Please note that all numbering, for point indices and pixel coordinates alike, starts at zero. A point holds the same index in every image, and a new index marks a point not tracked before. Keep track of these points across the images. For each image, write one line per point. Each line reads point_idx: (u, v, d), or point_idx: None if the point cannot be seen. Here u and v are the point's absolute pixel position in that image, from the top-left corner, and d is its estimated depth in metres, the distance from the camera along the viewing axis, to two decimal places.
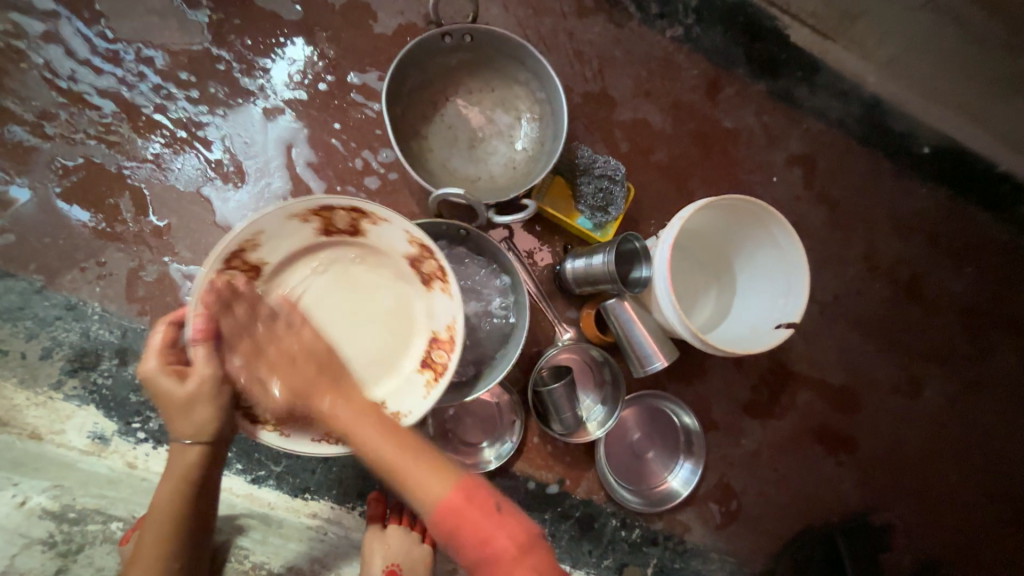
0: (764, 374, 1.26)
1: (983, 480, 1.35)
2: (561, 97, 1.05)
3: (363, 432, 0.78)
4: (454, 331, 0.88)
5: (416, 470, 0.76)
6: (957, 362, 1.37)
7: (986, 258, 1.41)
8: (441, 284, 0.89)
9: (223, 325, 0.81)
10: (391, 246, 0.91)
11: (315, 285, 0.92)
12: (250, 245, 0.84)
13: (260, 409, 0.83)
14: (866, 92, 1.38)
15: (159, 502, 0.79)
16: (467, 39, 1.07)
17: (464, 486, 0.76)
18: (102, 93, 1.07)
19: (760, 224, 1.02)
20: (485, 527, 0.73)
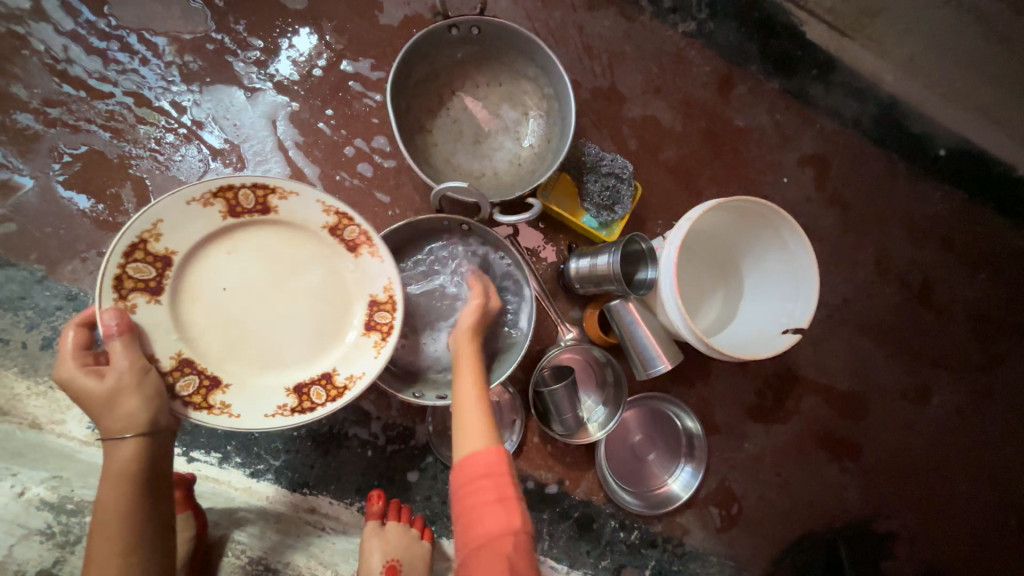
0: (769, 378, 1.25)
1: (990, 489, 1.33)
2: (569, 94, 1.03)
3: (467, 377, 0.81)
4: (393, 292, 0.86)
5: (475, 420, 0.75)
6: (967, 370, 1.35)
7: (1001, 265, 1.38)
8: (368, 249, 0.85)
9: (139, 318, 0.78)
10: (305, 217, 0.84)
11: (227, 268, 0.83)
12: (151, 235, 0.77)
13: (205, 393, 0.81)
14: (883, 91, 1.34)
15: (105, 503, 0.70)
16: (475, 32, 1.05)
17: (503, 464, 0.70)
18: (103, 80, 1.06)
19: (770, 226, 1.00)
20: (500, 490, 0.68)
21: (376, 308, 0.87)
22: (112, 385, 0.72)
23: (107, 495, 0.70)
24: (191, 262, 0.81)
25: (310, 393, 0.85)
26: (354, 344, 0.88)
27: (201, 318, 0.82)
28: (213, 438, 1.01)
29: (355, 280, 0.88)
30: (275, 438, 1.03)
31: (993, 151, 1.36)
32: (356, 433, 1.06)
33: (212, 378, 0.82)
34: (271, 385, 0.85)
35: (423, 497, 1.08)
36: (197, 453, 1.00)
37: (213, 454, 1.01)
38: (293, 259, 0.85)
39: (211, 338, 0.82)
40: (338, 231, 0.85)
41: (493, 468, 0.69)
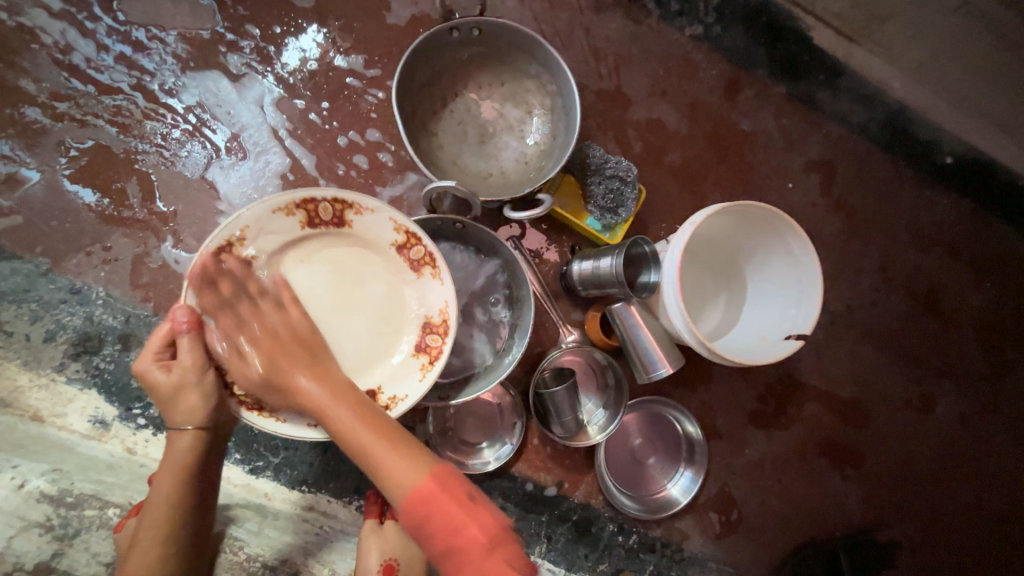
0: (772, 384, 1.24)
1: (994, 500, 1.32)
2: (573, 89, 1.03)
3: (338, 413, 0.75)
4: (448, 315, 0.89)
5: (384, 452, 0.73)
6: (972, 379, 1.34)
7: (1008, 274, 1.37)
8: (432, 270, 0.88)
9: (211, 317, 0.80)
10: (378, 234, 0.87)
11: (298, 278, 0.85)
12: (236, 239, 0.79)
13: (257, 396, 0.82)
14: (891, 97, 1.33)
15: (159, 493, 0.77)
16: (476, 33, 1.06)
17: (435, 480, 0.71)
18: (111, 75, 1.07)
19: (775, 231, 0.99)
20: (450, 512, 0.69)
21: (430, 330, 0.90)
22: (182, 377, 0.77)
23: (162, 486, 0.77)
24: (266, 267, 0.83)
25: None
26: (403, 364, 0.90)
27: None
28: None
29: (415, 298, 0.91)
30: (275, 435, 1.02)
31: (1002, 159, 1.35)
32: None
33: None
34: None
35: None
36: None
37: None
38: (361, 276, 0.88)
39: None
40: (406, 249, 0.88)
41: (433, 491, 0.70)
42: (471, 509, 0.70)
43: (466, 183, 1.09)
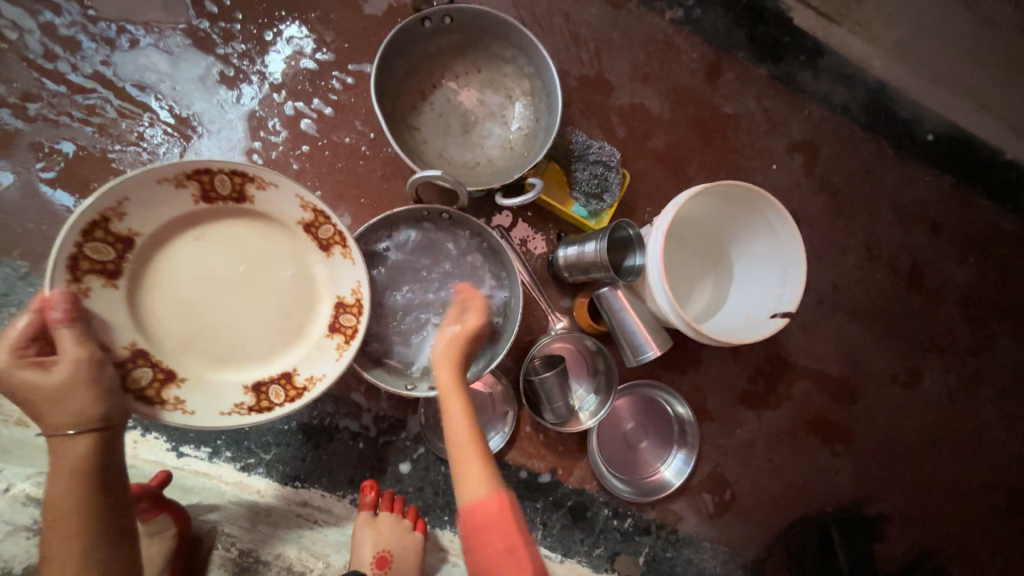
0: (760, 364, 1.25)
1: (981, 471, 1.34)
2: (551, 68, 1.03)
3: (456, 418, 0.80)
4: (360, 296, 0.86)
5: (471, 462, 0.77)
6: (958, 353, 1.36)
7: (989, 248, 1.39)
8: (340, 249, 0.85)
9: (92, 303, 0.76)
10: (283, 211, 0.84)
11: (195, 258, 0.83)
12: (113, 214, 0.75)
13: (160, 386, 0.80)
14: (872, 76, 1.34)
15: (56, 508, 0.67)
16: (448, 21, 1.05)
17: (506, 507, 0.74)
18: (82, 73, 1.05)
19: (758, 210, 1.00)
20: (510, 537, 0.71)
21: (342, 309, 0.87)
22: (68, 375, 0.69)
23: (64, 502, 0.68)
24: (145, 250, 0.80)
25: (268, 392, 0.85)
26: (318, 344, 0.88)
27: (161, 306, 0.82)
28: (202, 433, 1.00)
29: (325, 278, 0.89)
30: (266, 432, 1.02)
31: (982, 135, 1.36)
32: (346, 425, 1.06)
33: (167, 371, 0.81)
34: (230, 381, 0.85)
35: (416, 488, 1.08)
36: (187, 449, 0.99)
37: (203, 449, 1.00)
38: (259, 253, 0.85)
39: (172, 330, 0.82)
40: (315, 229, 0.85)
41: (497, 513, 0.73)
42: (526, 543, 0.72)
43: (453, 174, 1.09)
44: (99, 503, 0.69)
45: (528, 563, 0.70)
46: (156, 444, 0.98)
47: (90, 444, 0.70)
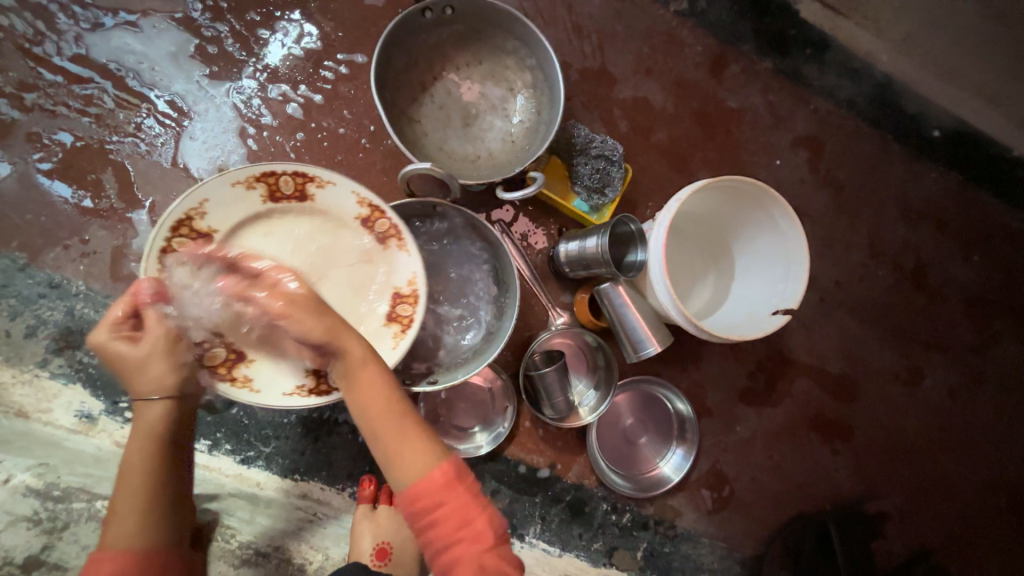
0: (761, 361, 1.25)
1: (980, 469, 1.34)
2: (554, 62, 1.01)
3: (373, 391, 0.71)
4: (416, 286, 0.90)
5: (402, 440, 0.69)
6: (960, 351, 1.35)
7: (994, 247, 1.37)
8: (397, 242, 0.89)
9: (177, 287, 0.79)
10: (341, 207, 0.88)
11: (264, 252, 0.87)
12: (196, 213, 0.82)
13: (230, 366, 0.83)
14: (879, 70, 1.32)
15: (127, 466, 0.71)
16: (449, 12, 1.03)
17: (453, 480, 0.66)
18: (80, 63, 1.04)
19: (761, 206, 0.99)
20: (459, 508, 0.65)
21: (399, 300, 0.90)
22: (156, 342, 0.74)
23: (132, 461, 0.71)
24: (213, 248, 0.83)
25: None
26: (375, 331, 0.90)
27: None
28: (201, 425, 1.00)
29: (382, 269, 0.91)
30: (266, 425, 1.03)
31: (989, 131, 1.34)
32: (346, 419, 1.06)
33: (238, 353, 0.83)
34: (291, 365, 0.86)
35: None
36: None
37: (203, 441, 1.00)
38: (322, 247, 0.89)
39: None
40: (372, 222, 0.89)
41: (443, 484, 0.66)
42: (481, 509, 0.66)
43: (455, 168, 1.08)
44: (165, 471, 0.72)
45: (490, 530, 0.66)
46: None
47: (165, 413, 0.73)
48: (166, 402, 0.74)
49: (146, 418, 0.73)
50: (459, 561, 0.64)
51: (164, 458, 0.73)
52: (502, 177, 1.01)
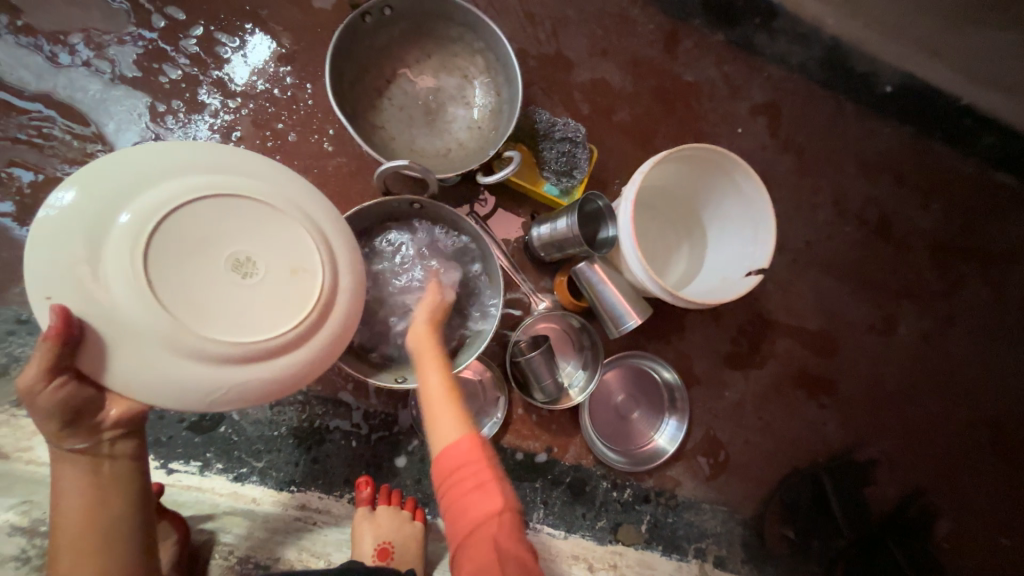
0: (742, 325, 1.27)
1: (961, 408, 1.39)
2: (501, 37, 1.02)
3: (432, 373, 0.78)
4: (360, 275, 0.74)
5: (445, 411, 0.73)
6: (930, 296, 1.39)
7: (952, 193, 1.43)
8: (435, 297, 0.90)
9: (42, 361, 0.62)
10: (275, 191, 0.68)
11: (170, 242, 0.61)
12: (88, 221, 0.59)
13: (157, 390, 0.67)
14: (826, 34, 1.35)
15: (63, 532, 0.69)
16: (388, 13, 1.03)
17: (480, 449, 0.68)
18: (27, 94, 1.02)
19: (722, 171, 1.01)
20: (480, 472, 0.66)
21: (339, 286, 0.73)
22: (128, 404, 0.69)
23: (68, 524, 0.69)
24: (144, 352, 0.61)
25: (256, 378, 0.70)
26: None
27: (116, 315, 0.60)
28: (189, 448, 0.99)
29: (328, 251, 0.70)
30: (256, 440, 1.02)
31: (938, 82, 1.39)
32: (338, 425, 1.06)
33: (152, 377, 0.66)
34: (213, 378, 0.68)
35: (414, 480, 1.08)
36: (177, 466, 0.98)
37: (193, 463, 0.99)
38: (246, 233, 0.65)
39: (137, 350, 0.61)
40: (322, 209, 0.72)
41: (470, 448, 0.67)
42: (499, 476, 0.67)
43: (426, 164, 1.09)
44: (118, 503, 0.72)
45: (503, 498, 0.65)
46: None
47: (82, 467, 0.70)
48: (91, 459, 0.70)
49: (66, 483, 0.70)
50: (471, 520, 0.63)
51: (98, 513, 0.70)
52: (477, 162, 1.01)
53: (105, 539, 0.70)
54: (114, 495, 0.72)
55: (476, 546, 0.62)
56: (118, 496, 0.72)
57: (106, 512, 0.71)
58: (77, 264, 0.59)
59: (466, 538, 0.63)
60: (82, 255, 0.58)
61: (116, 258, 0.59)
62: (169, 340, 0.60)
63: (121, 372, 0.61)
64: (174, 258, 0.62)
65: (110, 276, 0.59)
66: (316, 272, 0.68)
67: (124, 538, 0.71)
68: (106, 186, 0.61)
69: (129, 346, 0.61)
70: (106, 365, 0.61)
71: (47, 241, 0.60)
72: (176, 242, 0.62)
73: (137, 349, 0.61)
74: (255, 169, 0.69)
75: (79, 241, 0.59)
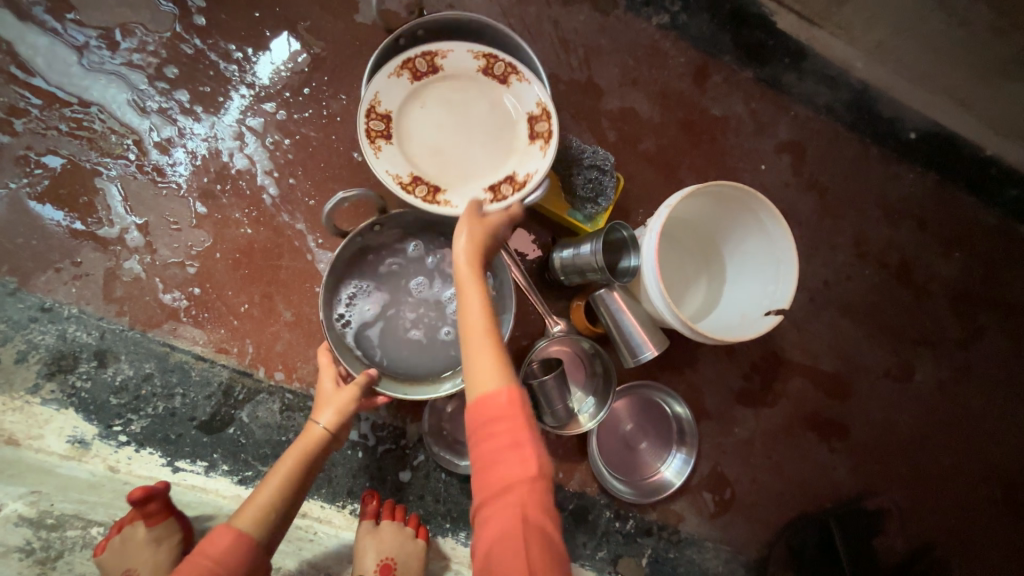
0: (756, 361, 1.26)
1: (975, 461, 1.36)
2: (529, 52, 1.03)
3: (467, 284, 0.72)
4: (403, 182, 0.97)
5: (481, 353, 0.67)
6: (947, 345, 1.38)
7: (974, 242, 1.42)
8: (414, 188, 0.98)
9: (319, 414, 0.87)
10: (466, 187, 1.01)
11: (489, 143, 1.03)
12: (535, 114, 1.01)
13: (431, 60, 0.99)
14: (854, 78, 1.36)
15: (217, 535, 0.75)
16: (421, 33, 1.03)
17: (517, 407, 0.63)
18: (71, 87, 1.04)
19: (748, 209, 1.01)
20: (514, 431, 0.61)
21: (418, 181, 0.99)
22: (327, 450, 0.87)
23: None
24: (423, 102, 1.01)
25: (374, 120, 0.97)
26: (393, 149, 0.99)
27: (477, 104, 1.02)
28: (198, 446, 1.00)
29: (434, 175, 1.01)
30: (263, 444, 1.02)
31: (963, 132, 1.39)
32: None
33: (434, 64, 0.99)
34: (410, 87, 1.00)
35: (416, 496, 1.07)
36: (181, 463, 0.98)
37: (199, 463, 0.99)
38: (471, 156, 1.02)
39: (459, 87, 1.02)
40: (432, 188, 0.99)
41: (506, 405, 0.62)
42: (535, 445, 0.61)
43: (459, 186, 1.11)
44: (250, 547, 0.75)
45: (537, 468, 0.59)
46: (150, 459, 0.97)
47: (279, 492, 0.81)
48: (270, 508, 0.79)
49: (216, 545, 0.74)
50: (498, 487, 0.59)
51: None
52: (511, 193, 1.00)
53: None
54: (271, 519, 0.78)
55: (497, 519, 0.58)
56: None
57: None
58: (510, 111, 1.03)
59: (489, 502, 0.59)
60: (516, 106, 1.03)
61: (506, 131, 1.03)
62: (433, 117, 1.02)
63: (456, 66, 1.00)
64: (488, 130, 1.03)
65: (499, 107, 1.03)
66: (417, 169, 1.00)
67: None
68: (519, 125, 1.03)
69: (466, 88, 1.02)
70: (459, 70, 1.01)
71: (518, 91, 1.02)
72: (497, 132, 1.03)
73: (465, 92, 1.02)
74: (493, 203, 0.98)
75: (520, 113, 1.03)
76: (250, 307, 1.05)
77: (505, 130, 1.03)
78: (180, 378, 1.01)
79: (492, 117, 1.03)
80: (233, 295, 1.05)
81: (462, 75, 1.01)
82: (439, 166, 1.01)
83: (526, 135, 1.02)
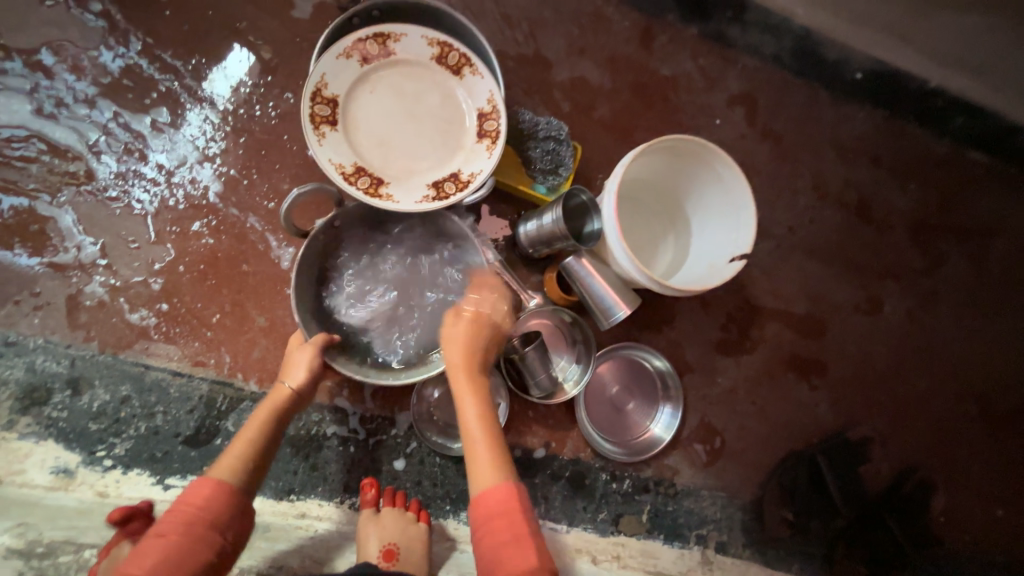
0: (731, 312, 1.29)
1: (948, 382, 1.42)
2: (487, 51, 1.03)
3: (465, 401, 0.88)
4: (346, 172, 0.97)
5: (483, 457, 0.82)
6: (912, 275, 1.43)
7: (927, 173, 1.46)
8: (356, 179, 0.98)
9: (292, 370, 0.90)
10: (408, 182, 1.02)
11: (436, 138, 1.04)
12: (486, 112, 1.03)
13: (382, 41, 0.99)
14: (796, 25, 1.37)
15: (195, 486, 0.76)
16: (375, 14, 1.03)
17: (513, 500, 0.77)
18: (6, 116, 1.01)
19: (703, 161, 1.03)
20: (514, 526, 0.75)
21: (361, 171, 0.99)
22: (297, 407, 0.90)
23: (149, 555, 0.68)
24: (372, 87, 1.01)
25: (320, 105, 0.97)
26: (339, 137, 0.99)
27: (429, 95, 1.04)
28: (188, 460, 0.99)
29: (379, 166, 1.01)
30: None
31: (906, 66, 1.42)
32: (335, 432, 1.06)
33: (386, 48, 1.00)
34: (360, 71, 1.00)
35: (414, 481, 1.08)
36: (173, 480, 0.97)
37: (191, 477, 0.99)
38: (416, 149, 1.03)
39: (412, 76, 1.03)
40: (374, 181, 0.99)
41: (504, 500, 0.77)
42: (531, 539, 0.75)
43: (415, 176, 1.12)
44: (231, 491, 0.77)
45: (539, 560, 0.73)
46: (140, 480, 0.96)
47: (255, 440, 0.84)
48: (246, 458, 0.81)
49: (197, 495, 0.75)
50: None
51: (195, 533, 0.71)
52: (455, 184, 1.02)
53: (200, 525, 0.72)
54: (250, 462, 0.81)
55: None
56: (213, 524, 0.73)
57: (199, 534, 0.71)
58: (462, 106, 1.05)
59: None
60: (467, 104, 1.05)
61: (455, 127, 1.05)
62: (382, 103, 1.02)
63: (410, 54, 1.01)
64: (438, 123, 1.04)
65: (451, 101, 1.05)
66: (361, 158, 1.00)
67: (195, 550, 0.70)
68: (469, 123, 1.05)
69: (419, 77, 1.03)
70: (413, 57, 1.02)
71: (471, 88, 1.04)
72: (446, 126, 1.04)
73: (418, 82, 1.03)
74: (434, 200, 0.99)
75: (470, 111, 1.05)
76: (221, 317, 1.04)
77: (453, 125, 1.05)
78: (159, 396, 1.00)
79: (441, 107, 1.04)
80: (203, 307, 1.04)
81: (415, 60, 1.02)
82: (385, 156, 1.02)
83: (473, 134, 1.04)
